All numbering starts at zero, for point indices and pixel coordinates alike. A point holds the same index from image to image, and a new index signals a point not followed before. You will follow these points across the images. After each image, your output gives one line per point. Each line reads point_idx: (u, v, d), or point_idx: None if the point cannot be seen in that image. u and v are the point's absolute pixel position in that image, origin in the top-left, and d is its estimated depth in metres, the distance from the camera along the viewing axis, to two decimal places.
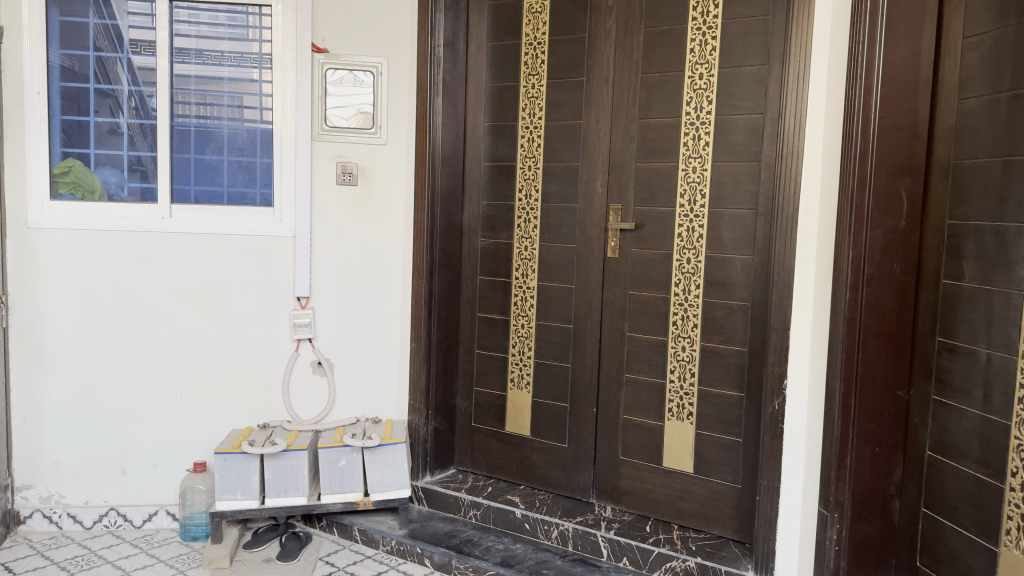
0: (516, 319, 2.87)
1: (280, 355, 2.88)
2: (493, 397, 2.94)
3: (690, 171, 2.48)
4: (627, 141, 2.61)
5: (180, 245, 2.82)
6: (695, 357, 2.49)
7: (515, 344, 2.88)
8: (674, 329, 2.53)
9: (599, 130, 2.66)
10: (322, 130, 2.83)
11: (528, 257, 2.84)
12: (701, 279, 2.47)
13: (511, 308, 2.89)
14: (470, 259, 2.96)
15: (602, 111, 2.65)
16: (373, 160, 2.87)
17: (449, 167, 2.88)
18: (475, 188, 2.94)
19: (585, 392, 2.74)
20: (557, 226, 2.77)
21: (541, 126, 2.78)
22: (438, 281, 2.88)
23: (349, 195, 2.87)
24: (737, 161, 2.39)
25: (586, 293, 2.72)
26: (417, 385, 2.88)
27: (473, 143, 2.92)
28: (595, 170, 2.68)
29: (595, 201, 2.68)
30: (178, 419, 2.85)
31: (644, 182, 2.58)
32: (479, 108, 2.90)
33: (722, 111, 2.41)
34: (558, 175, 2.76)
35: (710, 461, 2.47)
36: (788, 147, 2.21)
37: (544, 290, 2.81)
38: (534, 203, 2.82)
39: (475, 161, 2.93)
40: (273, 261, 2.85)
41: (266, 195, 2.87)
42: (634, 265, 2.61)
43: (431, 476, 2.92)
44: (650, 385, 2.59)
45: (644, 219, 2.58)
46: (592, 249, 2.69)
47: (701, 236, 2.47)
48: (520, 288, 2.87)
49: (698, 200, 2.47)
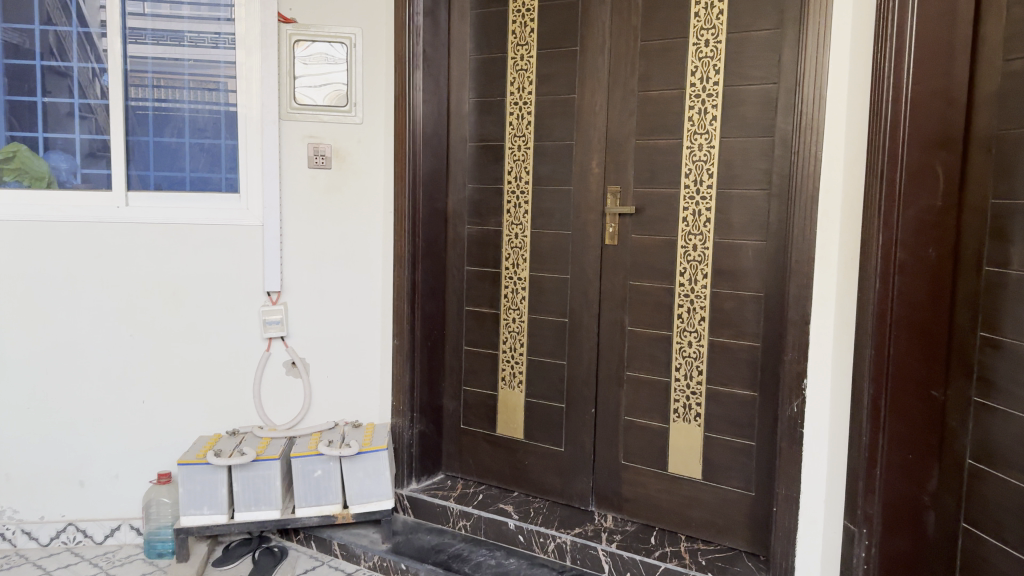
0: (507, 313, 2.64)
1: (250, 355, 2.64)
2: (483, 397, 2.71)
3: (697, 148, 2.25)
4: (625, 116, 2.37)
5: (138, 236, 2.58)
6: (703, 353, 2.27)
7: (506, 340, 2.65)
8: (679, 322, 2.31)
9: (594, 105, 2.42)
10: (291, 109, 2.58)
11: (518, 245, 2.61)
12: (709, 267, 2.25)
13: (501, 301, 2.66)
14: (456, 248, 2.73)
15: (598, 83, 2.41)
16: (347, 141, 2.62)
17: (432, 148, 2.64)
18: (460, 170, 2.70)
19: (582, 391, 2.51)
20: (550, 211, 2.54)
21: (531, 101, 2.54)
22: (422, 272, 2.64)
23: (322, 180, 2.62)
24: (748, 136, 2.16)
25: (582, 284, 2.49)
26: (400, 385, 2.64)
27: (458, 122, 2.68)
28: (590, 149, 2.44)
29: (591, 182, 2.45)
30: (140, 425, 2.62)
31: (644, 161, 2.34)
32: (463, 83, 2.66)
33: (731, 80, 2.18)
34: (550, 155, 2.52)
35: (720, 466, 2.26)
36: (807, 119, 1.98)
37: (536, 280, 2.58)
38: (525, 186, 2.58)
39: (459, 140, 2.69)
40: (240, 253, 2.61)
41: (232, 180, 2.64)
42: (635, 253, 2.38)
43: (417, 483, 2.69)
44: (654, 384, 2.37)
45: (645, 202, 2.35)
46: (588, 236, 2.46)
47: (709, 219, 2.24)
48: (510, 279, 2.63)
49: (704, 180, 2.24)
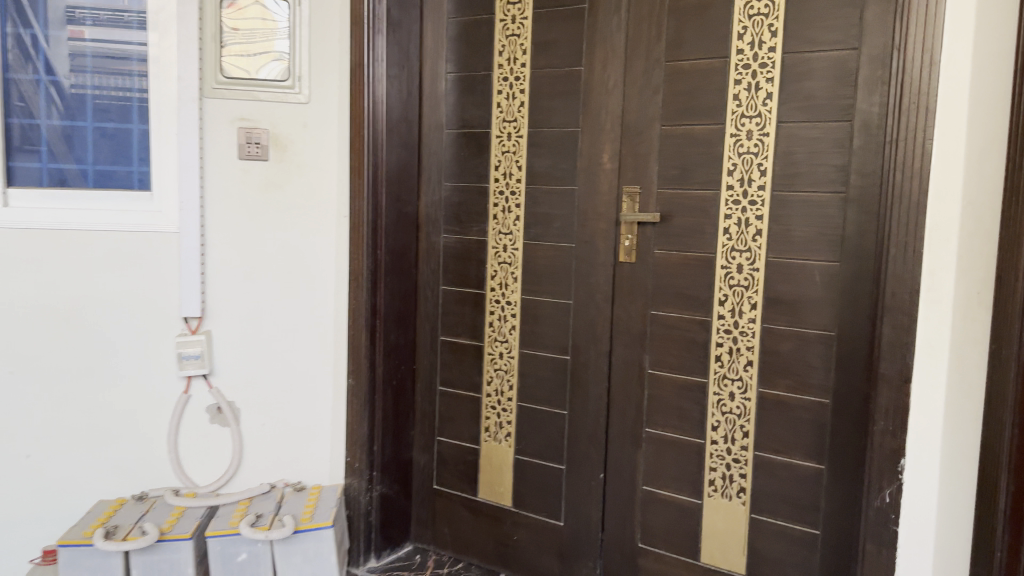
0: (492, 346, 2.07)
1: (165, 398, 2.08)
2: (461, 451, 2.14)
3: (744, 136, 1.69)
4: (648, 93, 1.81)
5: (19, 245, 1.99)
6: (749, 409, 1.71)
7: (491, 380, 2.08)
8: (718, 366, 1.75)
9: (607, 80, 1.86)
10: (217, 84, 2.01)
11: (508, 260, 2.04)
12: (760, 294, 1.69)
13: (485, 331, 2.08)
14: (428, 262, 2.16)
15: (612, 51, 1.85)
16: (290, 126, 2.05)
17: (398, 136, 2.07)
18: (435, 165, 2.13)
19: (587, 450, 1.95)
20: (548, 218, 1.97)
21: (526, 76, 1.98)
22: (386, 295, 2.07)
23: (258, 174, 2.05)
24: (818, 120, 1.60)
25: (589, 312, 1.92)
26: (354, 438, 2.08)
27: (432, 103, 2.12)
28: (601, 137, 1.88)
29: (602, 181, 1.88)
30: (23, 486, 2.05)
31: (673, 154, 1.78)
32: (438, 54, 2.10)
33: (793, 45, 1.62)
34: (548, 145, 1.96)
35: (770, 560, 1.71)
36: (914, 90, 1.37)
37: (530, 306, 2.02)
38: (516, 185, 2.02)
39: (434, 126, 2.12)
40: (152, 268, 2.05)
41: (145, 176, 2.07)
42: (659, 274, 1.82)
43: (376, 561, 2.12)
44: (682, 447, 1.81)
45: (674, 207, 1.79)
46: (598, 251, 1.90)
47: (759, 232, 1.68)
48: (496, 303, 2.07)
49: (754, 179, 1.68)
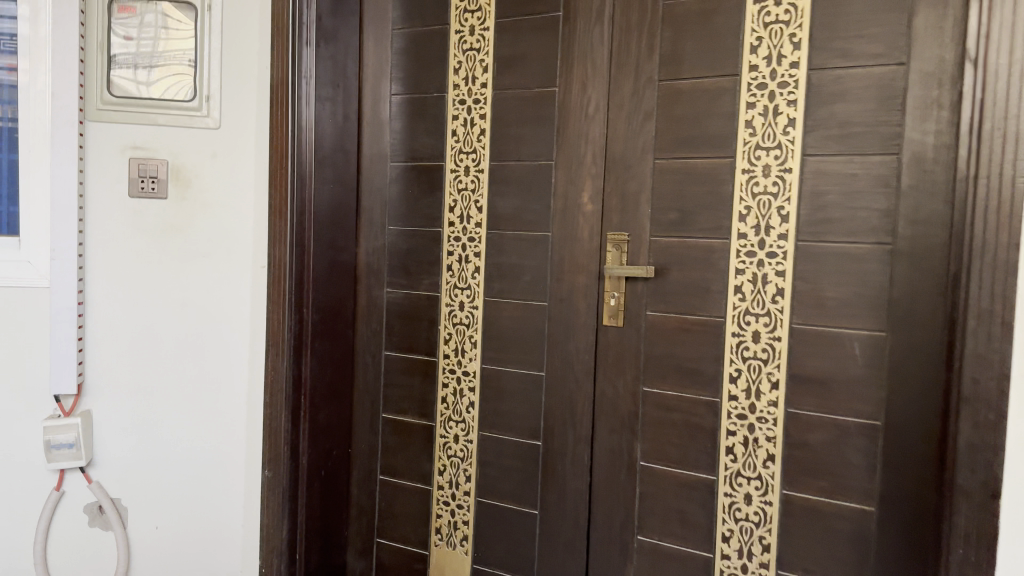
0: (445, 426, 1.69)
1: (31, 495, 1.64)
2: (406, 557, 1.74)
3: (760, 173, 1.35)
4: (638, 119, 1.46)
5: None
6: (771, 516, 1.36)
7: (444, 469, 1.69)
8: (729, 460, 1.39)
9: (587, 103, 1.52)
10: (103, 105, 1.62)
11: (464, 321, 1.67)
12: (782, 371, 1.34)
13: (436, 407, 1.70)
14: (368, 321, 1.77)
15: (592, 68, 1.51)
16: (194, 155, 1.66)
17: (332, 168, 1.70)
18: (377, 204, 1.75)
19: (565, 560, 1.57)
20: (515, 270, 1.61)
21: (487, 97, 1.62)
22: (314, 365, 1.68)
23: (153, 215, 1.65)
24: (855, 153, 1.28)
25: (566, 388, 1.55)
26: (271, 543, 1.67)
27: (374, 130, 1.75)
28: (580, 173, 1.53)
29: (582, 226, 1.53)
30: None
31: (670, 193, 1.44)
32: (382, 72, 1.74)
33: (822, 60, 1.30)
34: (515, 182, 1.60)
35: None
36: (998, 111, 1.05)
37: (492, 378, 1.64)
38: (476, 230, 1.65)
39: (377, 157, 1.76)
40: (17, 333, 1.62)
41: (12, 217, 1.65)
42: (653, 342, 1.46)
43: None
44: (684, 561, 1.44)
45: (672, 260, 1.44)
46: (577, 311, 1.54)
47: (781, 291, 1.34)
48: (451, 373, 1.68)
49: (774, 225, 1.34)
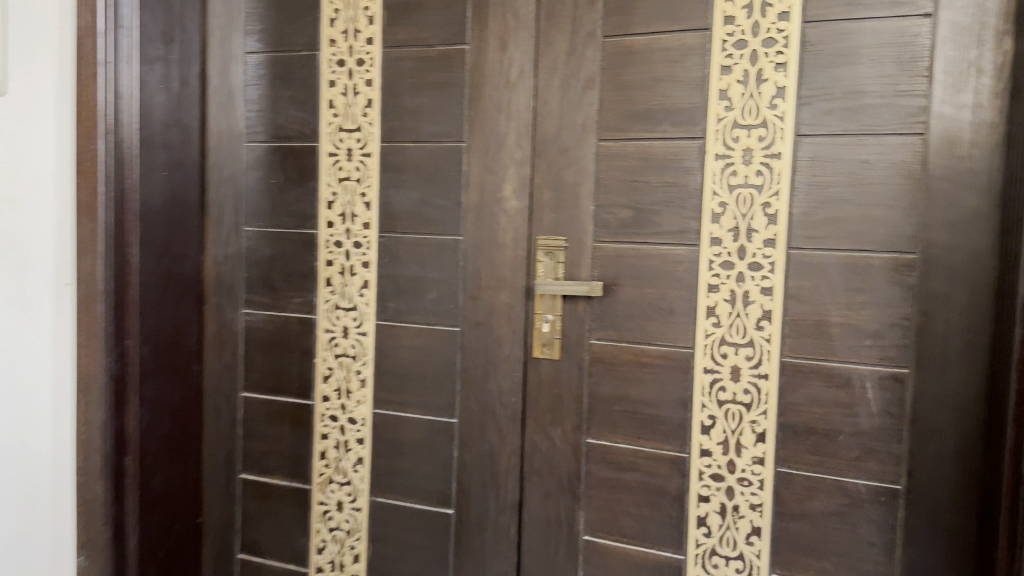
0: (327, 489, 1.30)
1: None
2: None
3: (739, 159, 1.02)
4: (575, 87, 1.11)
5: None
6: None
7: (327, 543, 1.31)
8: (701, 535, 1.07)
9: (508, 66, 1.15)
10: None
11: (349, 353, 1.27)
12: (770, 419, 1.02)
13: (316, 464, 1.31)
14: (217, 351, 1.37)
15: (514, 19, 1.14)
16: None
17: (165, 149, 1.25)
18: (229, 198, 1.34)
19: None
20: (415, 285, 1.22)
21: (375, 58, 1.23)
22: (144, 414, 1.24)
23: None
24: (865, 133, 0.97)
25: (485, 439, 1.19)
26: None
27: (223, 100, 1.33)
28: (499, 157, 1.16)
29: (504, 228, 1.16)
30: None
31: (620, 185, 1.09)
32: (232, 24, 1.32)
33: (822, 8, 0.98)
34: (414, 169, 1.22)
35: None
36: None
37: (386, 427, 1.25)
38: (362, 232, 1.25)
39: (227, 136, 1.34)
40: None
41: None
42: (598, 381, 1.12)
43: None
44: None
45: (623, 272, 1.10)
46: (497, 340, 1.17)
47: (769, 315, 1.02)
48: (332, 421, 1.29)
49: (759, 228, 1.02)
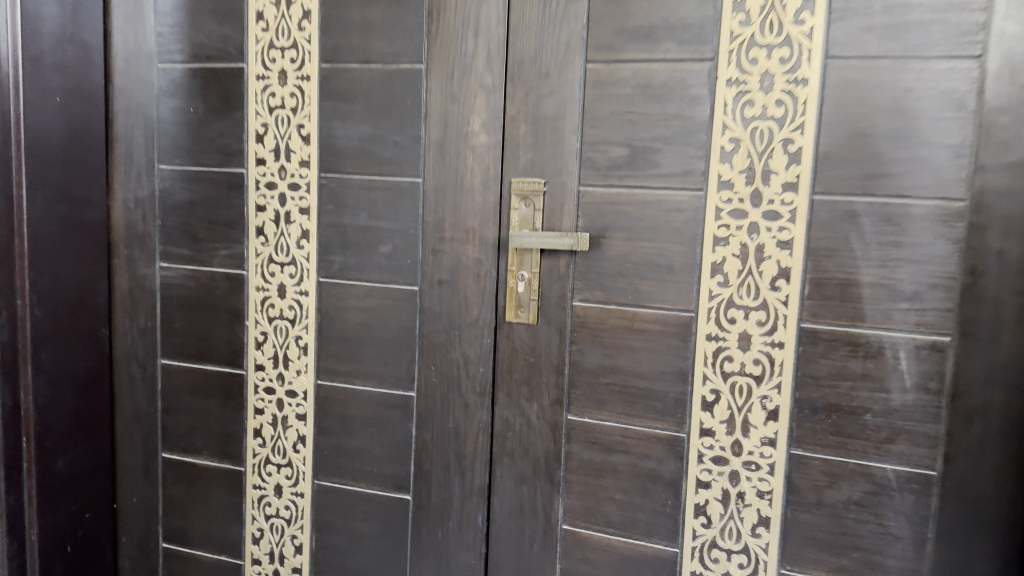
0: (263, 471, 1.12)
1: None
2: None
3: (756, 85, 0.86)
4: None
5: None
6: None
7: (263, 532, 1.14)
8: (700, 526, 0.92)
9: None
10: None
11: (286, 315, 1.08)
12: (784, 395, 0.88)
13: (249, 442, 1.13)
14: (130, 312, 1.16)
15: None
16: None
17: (59, 68, 1.03)
18: (139, 131, 1.13)
19: None
20: (365, 236, 1.03)
21: None
22: (41, 388, 1.04)
23: None
24: (910, 55, 0.81)
25: (449, 416, 1.02)
26: None
27: (129, 11, 1.10)
28: (466, 83, 0.97)
29: (472, 168, 0.98)
30: None
31: (612, 117, 0.91)
32: None
33: None
34: (362, 96, 1.01)
35: None
36: None
37: (331, 401, 1.07)
38: (300, 172, 1.05)
39: (135, 56, 1.11)
40: None
41: None
42: (582, 349, 0.95)
43: None
44: None
45: (613, 222, 0.93)
46: (462, 301, 1.00)
47: (786, 273, 0.86)
48: (267, 394, 1.11)
49: (777, 169, 0.86)
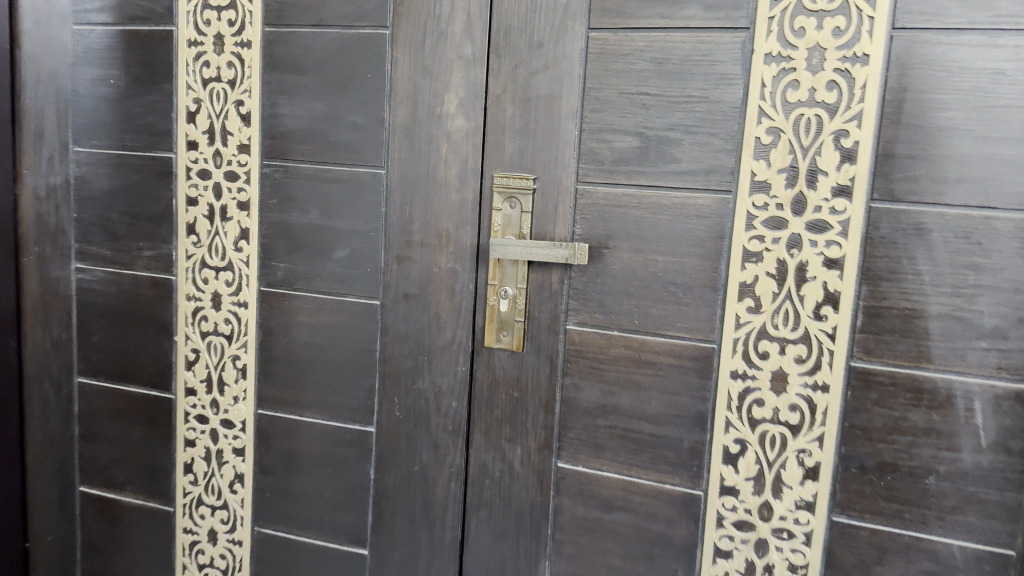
0: (196, 513, 0.95)
1: None
2: None
3: (802, 63, 0.68)
4: None
5: None
6: None
7: None
8: None
9: None
10: None
11: (222, 330, 0.90)
12: (826, 449, 0.71)
13: (179, 478, 0.95)
14: (44, 319, 0.97)
15: None
16: None
17: None
18: (52, 105, 0.93)
19: None
20: (317, 237, 0.85)
21: None
22: None
23: None
24: (1001, 27, 0.63)
25: (415, 457, 0.85)
26: None
27: None
28: (440, 53, 0.79)
29: (447, 158, 0.80)
30: None
31: (620, 99, 0.74)
32: None
33: None
34: (313, 67, 0.83)
35: None
36: None
37: (275, 434, 0.90)
38: (240, 159, 0.87)
39: (46, 14, 0.92)
40: None
41: None
42: (577, 383, 0.78)
43: None
44: None
45: (619, 229, 0.75)
46: (433, 320, 0.82)
47: (834, 300, 0.69)
48: (200, 423, 0.93)
49: (826, 168, 0.69)
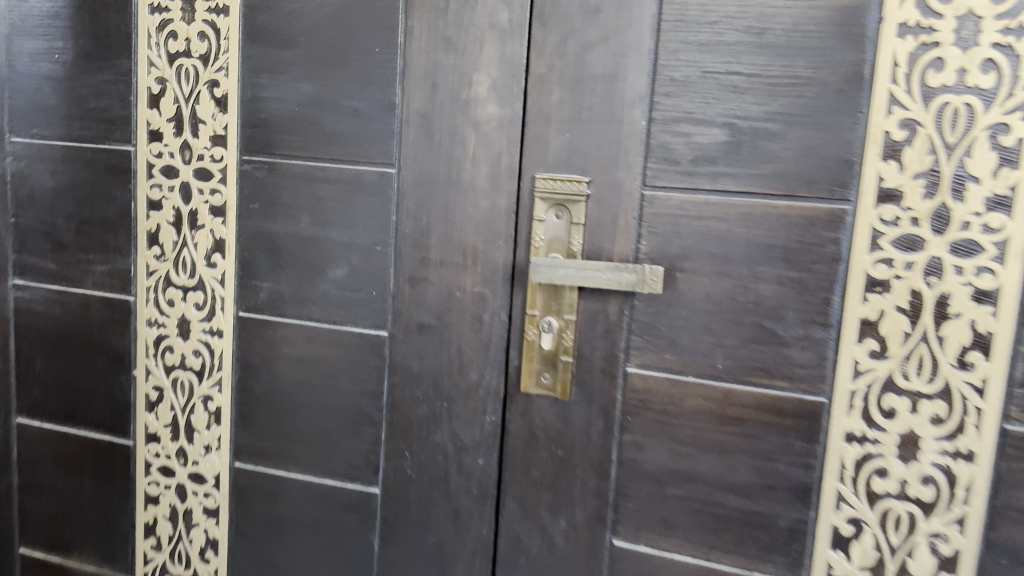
0: None
1: None
2: None
3: (950, 36, 0.52)
4: None
5: None
6: None
7: None
8: None
9: None
10: None
11: (190, 364, 0.73)
12: (968, 535, 0.55)
13: (140, 542, 0.78)
14: None
15: None
16: None
17: None
18: None
19: None
20: (307, 251, 0.69)
21: None
22: None
23: None
24: None
25: (430, 527, 0.68)
26: None
27: None
28: (468, 22, 0.62)
29: (474, 156, 0.63)
30: None
31: (702, 80, 0.57)
32: None
33: None
34: (306, 39, 0.66)
35: None
36: None
37: (257, 492, 0.73)
38: (212, 153, 0.70)
39: None
40: None
41: None
42: (639, 441, 0.62)
43: None
44: None
45: (697, 246, 0.59)
46: (454, 358, 0.66)
47: (985, 345, 0.53)
48: (165, 477, 0.76)
49: (979, 173, 0.53)
